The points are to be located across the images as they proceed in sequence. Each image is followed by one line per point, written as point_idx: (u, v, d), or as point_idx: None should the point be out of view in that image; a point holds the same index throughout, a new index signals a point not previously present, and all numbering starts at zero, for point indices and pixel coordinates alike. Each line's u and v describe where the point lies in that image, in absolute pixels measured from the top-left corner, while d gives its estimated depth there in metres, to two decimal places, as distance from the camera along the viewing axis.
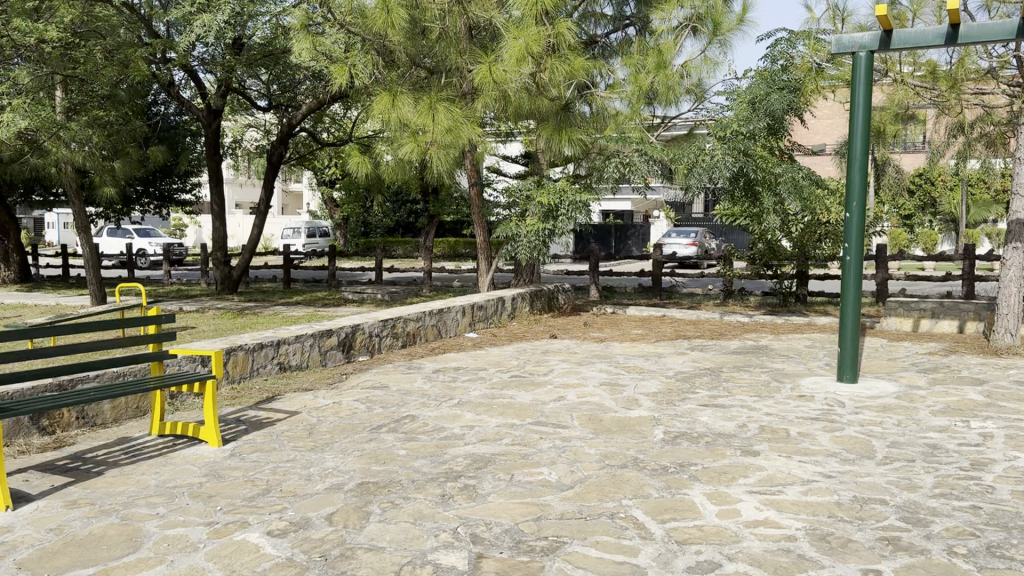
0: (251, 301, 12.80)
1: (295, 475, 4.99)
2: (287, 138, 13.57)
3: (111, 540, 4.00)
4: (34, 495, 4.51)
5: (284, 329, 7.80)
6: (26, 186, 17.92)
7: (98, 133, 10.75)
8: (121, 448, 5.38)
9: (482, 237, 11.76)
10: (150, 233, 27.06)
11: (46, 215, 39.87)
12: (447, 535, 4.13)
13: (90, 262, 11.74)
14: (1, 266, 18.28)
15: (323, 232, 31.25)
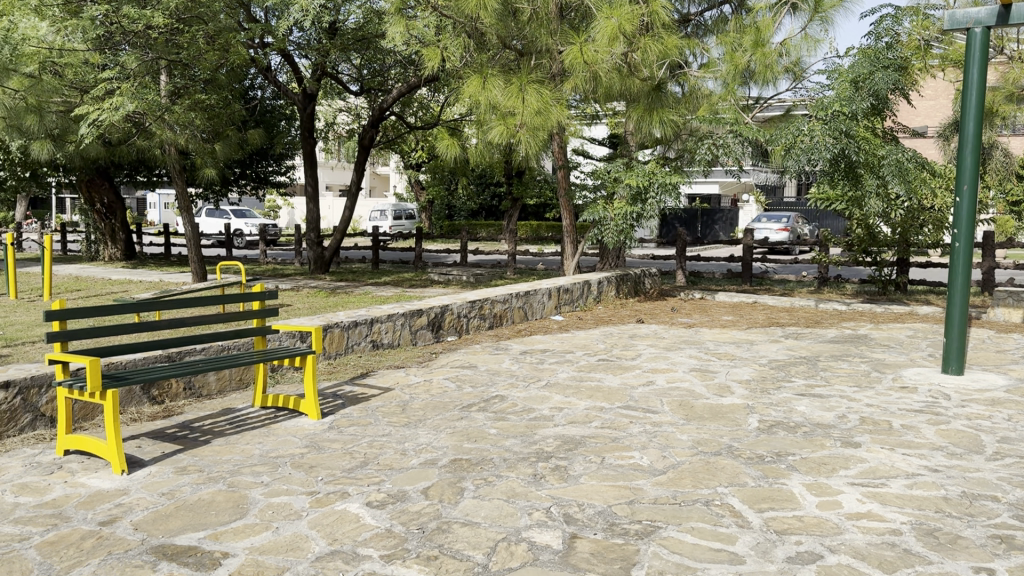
0: (341, 281, 13.07)
1: (390, 449, 5.08)
2: (378, 122, 13.76)
3: (219, 506, 4.15)
4: (146, 461, 4.72)
5: (375, 308, 7.95)
6: (131, 166, 18.71)
7: (199, 116, 11.15)
8: (226, 419, 5.58)
9: (568, 221, 11.71)
10: (246, 214, 27.96)
11: (149, 197, 41.73)
12: (541, 514, 4.12)
13: (192, 241, 12.20)
14: (108, 243, 19.14)
15: (409, 214, 31.75)
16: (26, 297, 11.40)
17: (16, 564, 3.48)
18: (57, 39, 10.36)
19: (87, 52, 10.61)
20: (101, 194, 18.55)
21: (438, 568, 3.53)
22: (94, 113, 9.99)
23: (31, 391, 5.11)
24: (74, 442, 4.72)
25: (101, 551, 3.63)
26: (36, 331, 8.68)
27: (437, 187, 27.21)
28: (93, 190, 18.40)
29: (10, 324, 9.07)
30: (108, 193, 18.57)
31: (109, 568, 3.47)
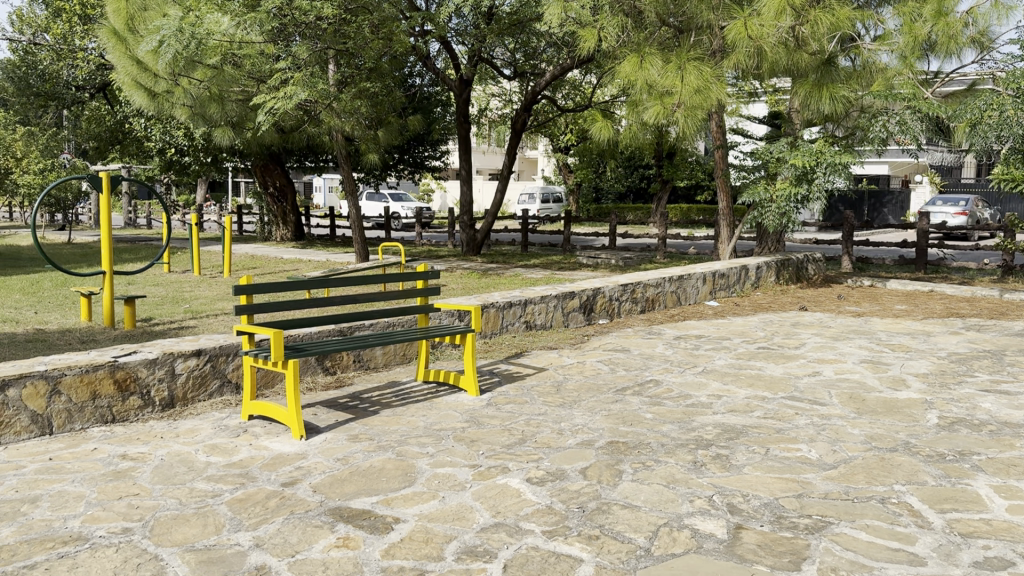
0: (492, 262, 13.31)
1: (547, 428, 5.12)
2: (530, 105, 13.86)
3: (389, 473, 4.33)
4: (321, 428, 4.99)
5: (529, 289, 8.03)
6: (300, 153, 19.82)
7: (363, 103, 11.68)
8: (392, 391, 5.82)
9: (725, 203, 11.42)
10: (401, 198, 29.04)
11: (313, 182, 44.23)
12: (703, 502, 4.02)
13: (355, 223, 12.79)
14: (280, 225, 20.39)
15: (557, 198, 31.91)
16: (209, 273, 12.33)
17: (210, 517, 3.77)
18: (238, 33, 10.73)
19: (263, 44, 11.13)
20: (272, 178, 19.77)
21: (601, 548, 3.52)
22: (271, 101, 10.67)
23: (220, 359, 5.53)
24: (258, 408, 5.06)
25: (285, 510, 3.87)
26: (219, 304, 9.36)
27: (586, 170, 27.18)
28: (266, 175, 19.66)
29: (196, 298, 9.83)
30: (279, 177, 19.76)
31: (291, 527, 3.69)
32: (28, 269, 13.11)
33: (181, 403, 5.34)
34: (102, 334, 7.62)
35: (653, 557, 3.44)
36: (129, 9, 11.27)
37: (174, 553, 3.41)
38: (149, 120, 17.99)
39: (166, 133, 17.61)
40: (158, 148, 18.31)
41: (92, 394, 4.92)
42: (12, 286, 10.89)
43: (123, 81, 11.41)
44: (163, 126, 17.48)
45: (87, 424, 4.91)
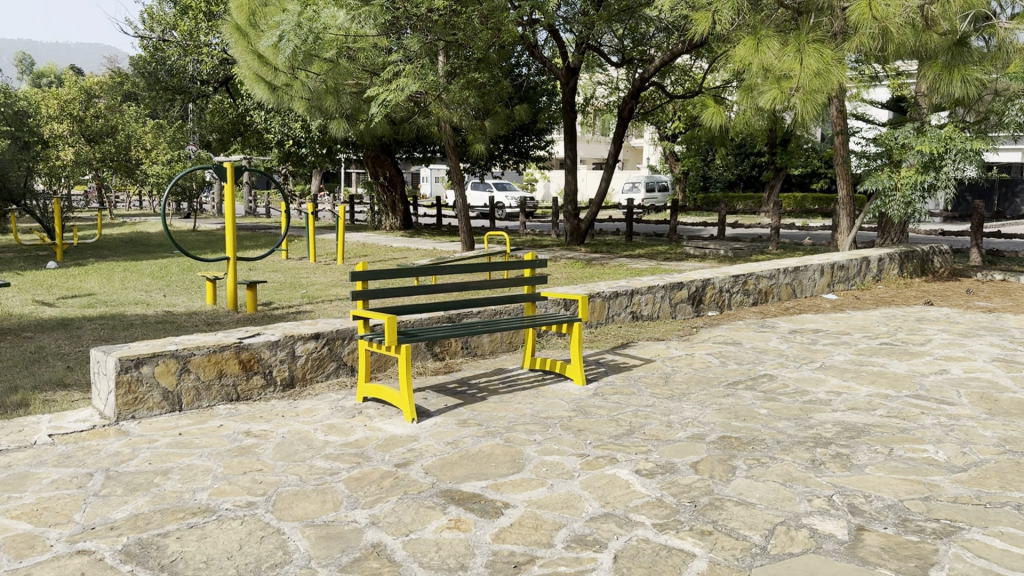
0: (598, 252, 13.27)
1: (656, 420, 5.05)
2: (638, 93, 13.67)
3: (498, 459, 4.36)
4: (432, 413, 5.08)
5: (636, 279, 7.94)
6: (409, 144, 20.23)
7: (472, 94, 11.88)
8: (499, 378, 5.88)
9: (845, 191, 11.01)
10: (506, 187, 29.25)
11: (421, 172, 45.13)
12: (822, 502, 3.88)
13: (462, 211, 12.96)
14: (389, 214, 20.91)
15: (663, 186, 31.45)
16: (324, 260, 12.77)
17: (329, 495, 3.90)
18: (353, 27, 11.06)
19: (376, 36, 11.34)
20: (383, 169, 20.28)
21: (714, 544, 3.45)
22: (383, 93, 10.96)
23: (336, 343, 5.74)
24: (371, 390, 5.21)
25: (398, 490, 3.97)
26: (333, 290, 9.67)
27: (693, 158, 26.68)
28: (377, 165, 20.18)
29: (313, 284, 10.18)
30: (390, 167, 20.25)
31: (405, 507, 3.77)
32: (159, 255, 13.92)
33: (301, 384, 5.56)
34: (226, 317, 8.01)
35: (769, 556, 3.34)
36: (250, 5, 11.69)
37: (295, 527, 3.54)
38: (268, 113, 18.74)
39: (284, 125, 18.30)
40: (277, 140, 19.06)
41: (219, 372, 5.17)
42: (144, 270, 11.56)
43: (245, 75, 11.86)
44: (282, 118, 18.18)
45: (214, 401, 5.17)
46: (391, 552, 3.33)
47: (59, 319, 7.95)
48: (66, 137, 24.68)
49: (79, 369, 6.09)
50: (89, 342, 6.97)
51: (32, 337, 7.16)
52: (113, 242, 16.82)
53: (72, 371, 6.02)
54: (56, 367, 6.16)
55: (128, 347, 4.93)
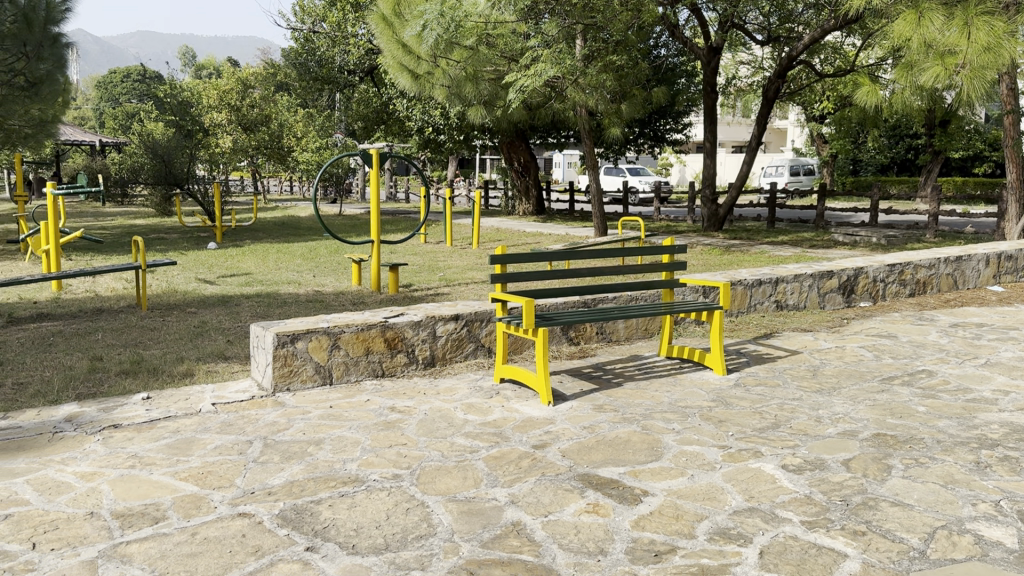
0: (737, 238, 12.93)
1: (803, 414, 4.86)
2: (784, 72, 13.16)
3: (636, 445, 4.30)
4: (568, 396, 5.09)
5: (782, 267, 7.67)
6: (545, 129, 20.32)
7: (609, 77, 11.81)
8: (635, 365, 5.83)
9: (1014, 175, 10.26)
10: (640, 171, 28.92)
11: (555, 157, 45.31)
12: (988, 507, 3.63)
13: (597, 196, 12.92)
14: (523, 199, 21.14)
15: (808, 170, 30.18)
16: (460, 245, 13.04)
17: (469, 472, 3.96)
18: (493, 14, 11.25)
19: (515, 22, 11.46)
20: (518, 155, 20.48)
21: (868, 545, 3.29)
22: (521, 79, 11.10)
23: (475, 325, 5.86)
24: (509, 372, 5.29)
25: (537, 471, 3.97)
26: (470, 274, 9.86)
27: (842, 140, 25.44)
28: (512, 151, 20.40)
29: (451, 267, 10.43)
30: (525, 153, 20.43)
31: (544, 487, 3.78)
32: (308, 237, 14.64)
33: (441, 363, 5.72)
34: (370, 298, 8.32)
35: (929, 560, 3.16)
36: None
37: (438, 501, 3.63)
38: (410, 101, 19.31)
39: (425, 112, 18.80)
40: (417, 127, 19.62)
41: (366, 349, 5.39)
42: (295, 252, 12.19)
43: (389, 64, 12.21)
44: (423, 106, 18.69)
45: (361, 376, 5.40)
46: (531, 531, 3.35)
47: (220, 296, 8.52)
48: (224, 126, 26.33)
49: (238, 344, 6.50)
50: (247, 318, 7.43)
51: (196, 312, 7.70)
52: (265, 224, 17.84)
53: (231, 344, 6.44)
54: (218, 340, 6.61)
55: (284, 323, 5.22)
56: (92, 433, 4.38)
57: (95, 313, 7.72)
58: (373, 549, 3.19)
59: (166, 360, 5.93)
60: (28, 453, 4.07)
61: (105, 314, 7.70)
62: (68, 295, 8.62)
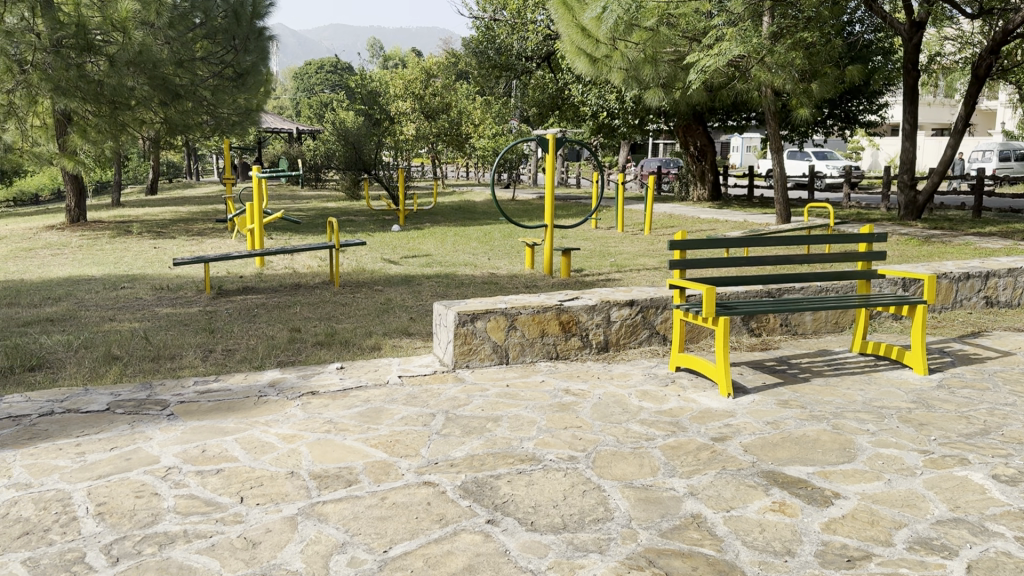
0: (937, 228, 11.99)
1: (1017, 421, 4.41)
2: (999, 47, 11.98)
3: (826, 445, 4.06)
4: (750, 390, 4.90)
5: (992, 260, 7.00)
6: (726, 111, 19.70)
7: (799, 55, 11.25)
8: (824, 360, 5.52)
9: None
10: (827, 156, 27.47)
11: (735, 140, 43.89)
12: None
13: (781, 181, 12.38)
14: (698, 184, 20.65)
15: (1020, 155, 27.48)
16: (633, 230, 12.91)
17: (646, 459, 3.86)
18: None
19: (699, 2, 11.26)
20: (695, 138, 19.94)
21: None
22: (704, 59, 10.88)
23: (650, 311, 5.76)
24: (686, 360, 5.15)
25: (716, 464, 3.81)
26: (642, 260, 9.71)
27: None
28: (689, 134, 19.93)
29: (622, 253, 10.34)
30: (702, 136, 19.84)
31: (726, 481, 3.62)
32: (485, 221, 15.03)
33: (615, 348, 5.68)
34: (543, 281, 8.40)
35: None
36: None
37: (615, 486, 3.56)
38: (586, 86, 19.31)
39: (601, 97, 18.73)
40: (592, 112, 19.60)
41: (541, 331, 5.44)
42: (472, 235, 12.54)
43: (567, 49, 12.14)
44: (599, 90, 18.63)
45: (536, 357, 5.45)
46: (712, 526, 3.22)
47: (403, 276, 8.90)
48: (409, 114, 27.44)
49: (420, 321, 6.76)
50: (428, 297, 7.71)
51: (382, 291, 8.08)
52: (444, 208, 18.49)
53: (414, 322, 6.71)
54: (402, 317, 6.91)
55: (465, 303, 5.38)
56: (291, 398, 4.71)
57: (293, 289, 8.28)
58: (551, 528, 3.19)
59: (356, 334, 6.26)
60: (237, 414, 4.42)
61: (302, 290, 8.25)
62: (270, 271, 9.32)
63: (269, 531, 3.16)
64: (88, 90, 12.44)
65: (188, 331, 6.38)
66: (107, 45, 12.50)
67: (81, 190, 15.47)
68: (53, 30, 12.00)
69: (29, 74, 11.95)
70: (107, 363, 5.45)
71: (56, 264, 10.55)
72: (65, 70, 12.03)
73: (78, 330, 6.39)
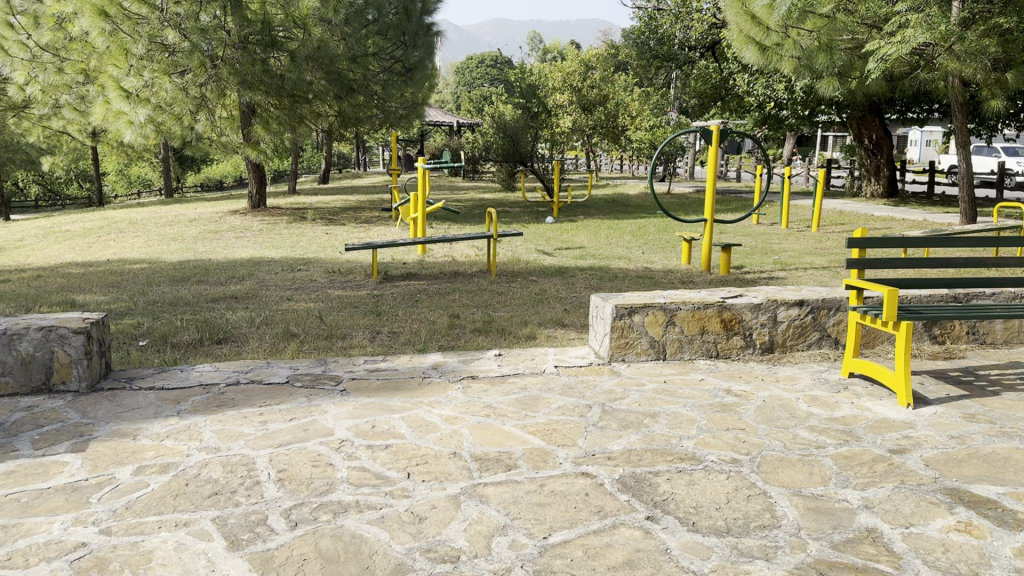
0: None
1: None
2: None
3: (1019, 465, 3.73)
4: (931, 401, 4.57)
5: None
6: (906, 102, 18.49)
7: (993, 43, 10.40)
8: (1017, 372, 5.08)
9: None
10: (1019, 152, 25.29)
11: (912, 135, 41.24)
12: None
13: (966, 177, 11.50)
14: (872, 180, 19.50)
15: None
16: (798, 227, 12.39)
17: (816, 468, 3.69)
18: None
19: None
20: (870, 131, 18.88)
21: None
22: (885, 47, 10.30)
23: (821, 313, 5.49)
24: (860, 366, 4.88)
25: (894, 477, 3.59)
26: (808, 258, 9.29)
27: None
28: (863, 126, 18.85)
29: (786, 250, 9.94)
30: (879, 129, 18.78)
31: (904, 496, 3.40)
32: (640, 214, 14.87)
33: (780, 350, 5.47)
34: (700, 277, 8.22)
35: None
36: None
37: (782, 493, 3.43)
38: (753, 76, 18.67)
39: (768, 87, 18.05)
40: (758, 103, 19.01)
41: (701, 328, 5.32)
42: (626, 228, 12.45)
43: (735, 38, 11.67)
44: (766, 80, 17.91)
45: (694, 355, 5.34)
46: (889, 541, 3.03)
47: (558, 267, 8.95)
48: (566, 106, 27.60)
49: (574, 312, 6.78)
50: (582, 289, 7.73)
51: (537, 281, 8.17)
52: (598, 201, 18.46)
53: (569, 313, 6.74)
54: (557, 307, 6.96)
55: (623, 296, 5.34)
56: (453, 381, 4.86)
57: (452, 276, 8.53)
58: (714, 530, 3.11)
59: (513, 323, 6.37)
60: (402, 393, 4.61)
61: (461, 277, 8.48)
62: (431, 259, 9.63)
63: (434, 508, 3.27)
64: (270, 83, 13.35)
65: (357, 313, 6.71)
66: (288, 41, 13.37)
67: (262, 177, 16.63)
68: (242, 27, 12.88)
69: (220, 69, 12.96)
70: (285, 340, 5.82)
71: (239, 246, 11.38)
72: (251, 65, 12.91)
73: (259, 308, 6.87)
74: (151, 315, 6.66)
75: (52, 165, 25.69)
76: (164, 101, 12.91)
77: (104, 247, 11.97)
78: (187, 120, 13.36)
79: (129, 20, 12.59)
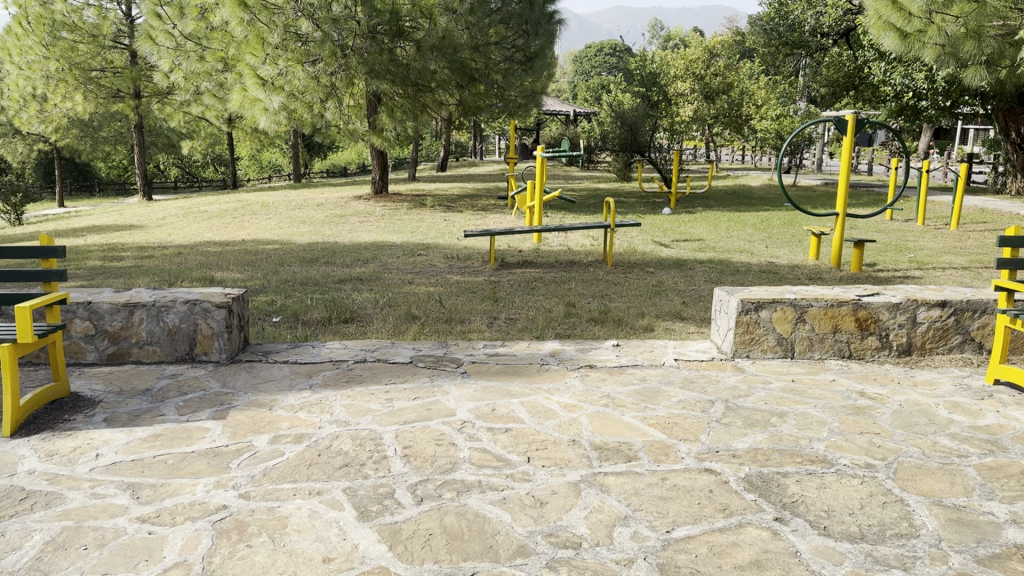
0: None
1: None
2: None
3: None
4: None
5: None
6: None
7: None
8: None
9: None
10: None
11: None
12: None
13: None
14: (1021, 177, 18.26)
15: None
16: (936, 225, 11.72)
17: (958, 477, 3.50)
18: None
19: None
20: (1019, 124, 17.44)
21: None
22: None
23: (965, 315, 5.18)
24: (1007, 373, 4.59)
25: None
26: (946, 257, 8.79)
27: None
28: (1011, 120, 17.49)
29: (923, 248, 9.44)
30: None
31: None
32: (763, 207, 14.43)
33: (919, 353, 5.20)
34: (828, 274, 7.91)
35: None
36: None
37: (921, 502, 3.27)
38: (890, 64, 17.75)
39: (907, 76, 17.11)
40: (896, 92, 18.08)
41: (833, 327, 5.13)
42: (747, 221, 12.10)
43: (875, 24, 11.27)
44: (905, 68, 16.98)
45: (825, 354, 5.16)
46: None
47: (676, 259, 8.82)
48: (687, 95, 27.06)
49: (693, 306, 6.66)
50: (701, 282, 7.58)
51: (654, 273, 8.06)
52: (718, 193, 18.03)
53: (688, 306, 6.63)
54: (675, 300, 6.86)
55: (749, 291, 5.22)
56: (571, 369, 4.88)
57: (568, 265, 8.54)
58: (847, 536, 3.01)
59: (630, 314, 6.33)
60: (523, 379, 4.67)
61: (577, 266, 8.48)
62: (547, 247, 9.67)
63: (555, 493, 3.30)
64: (396, 73, 13.67)
65: (475, 298, 6.82)
66: (414, 31, 13.61)
67: (384, 163, 17.12)
68: (371, 17, 13.18)
69: (349, 58, 13.38)
70: (408, 322, 5.99)
71: (364, 229, 11.78)
72: (378, 55, 13.27)
73: (383, 290, 7.09)
74: (284, 293, 6.99)
75: (190, 149, 27.24)
76: (296, 89, 13.43)
77: (240, 227, 12.64)
78: (317, 108, 13.87)
79: (265, 10, 13.09)
